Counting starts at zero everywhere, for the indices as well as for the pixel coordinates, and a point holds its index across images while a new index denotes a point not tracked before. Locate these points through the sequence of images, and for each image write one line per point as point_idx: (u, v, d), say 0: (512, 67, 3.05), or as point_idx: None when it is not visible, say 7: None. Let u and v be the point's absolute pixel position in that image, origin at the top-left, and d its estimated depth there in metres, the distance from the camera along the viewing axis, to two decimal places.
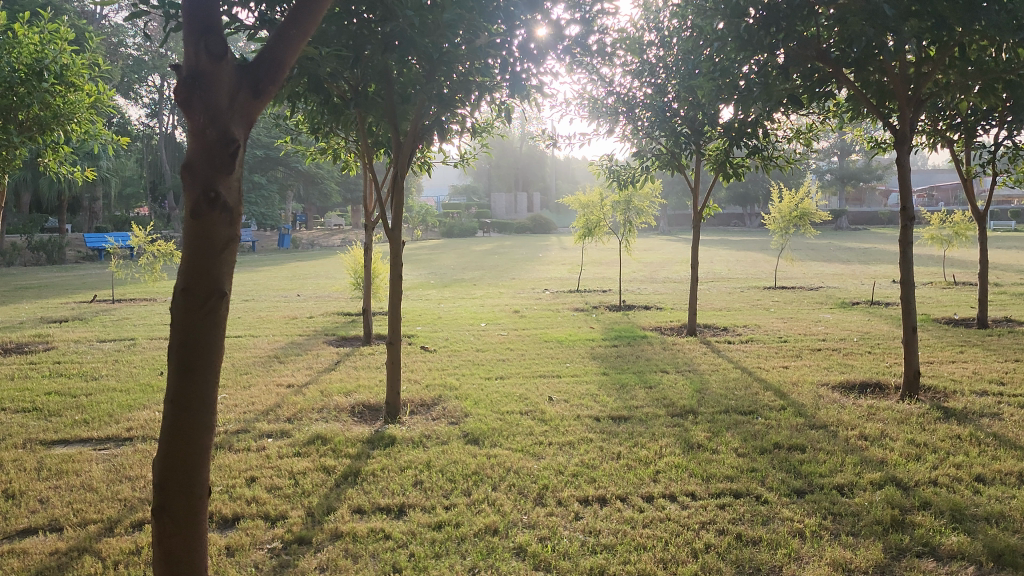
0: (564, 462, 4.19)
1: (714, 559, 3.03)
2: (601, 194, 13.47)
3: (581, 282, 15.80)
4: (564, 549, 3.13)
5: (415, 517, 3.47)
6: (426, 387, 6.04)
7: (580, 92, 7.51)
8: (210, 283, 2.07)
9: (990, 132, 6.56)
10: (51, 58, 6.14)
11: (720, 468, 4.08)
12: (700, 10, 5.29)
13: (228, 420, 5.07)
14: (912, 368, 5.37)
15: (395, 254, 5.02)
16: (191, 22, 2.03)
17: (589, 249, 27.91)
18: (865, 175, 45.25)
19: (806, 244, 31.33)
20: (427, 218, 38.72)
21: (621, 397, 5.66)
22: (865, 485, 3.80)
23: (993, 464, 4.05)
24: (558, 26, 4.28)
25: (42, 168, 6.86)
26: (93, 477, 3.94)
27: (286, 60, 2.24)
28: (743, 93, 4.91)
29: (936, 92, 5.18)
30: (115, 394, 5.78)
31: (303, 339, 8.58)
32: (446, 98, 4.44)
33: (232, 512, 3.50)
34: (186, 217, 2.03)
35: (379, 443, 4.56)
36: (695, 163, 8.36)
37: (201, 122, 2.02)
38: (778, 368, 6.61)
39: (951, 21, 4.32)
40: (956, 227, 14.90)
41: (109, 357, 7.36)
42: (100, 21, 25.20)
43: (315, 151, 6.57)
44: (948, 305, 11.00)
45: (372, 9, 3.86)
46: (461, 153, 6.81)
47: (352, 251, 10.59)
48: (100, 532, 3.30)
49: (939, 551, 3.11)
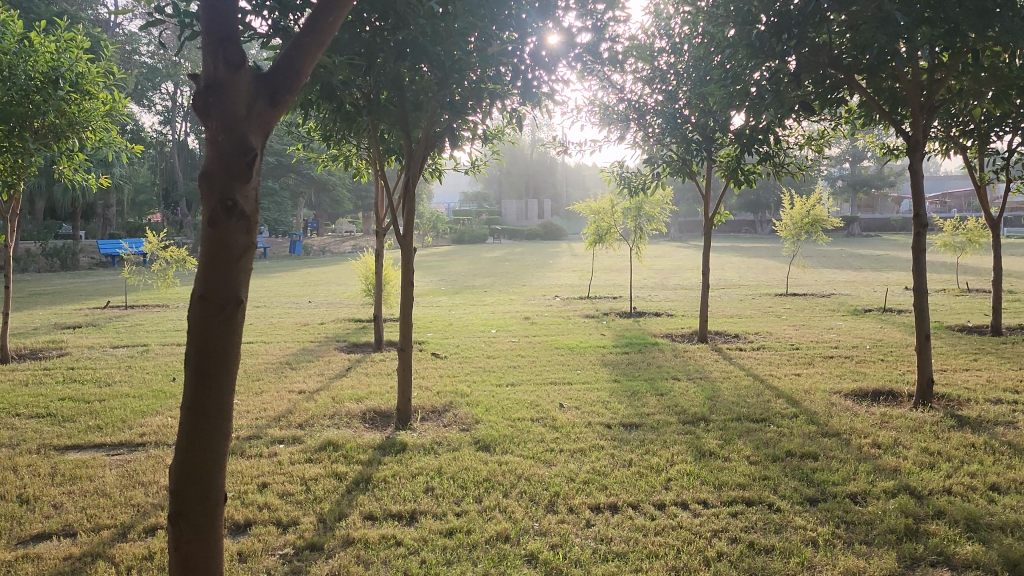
0: (575, 469, 4.18)
1: (726, 567, 3.03)
2: (612, 202, 13.44)
3: (591, 289, 15.83)
4: (576, 556, 3.13)
5: (427, 523, 3.48)
6: (437, 394, 6.05)
7: (591, 99, 7.54)
8: (227, 291, 2.08)
9: (1005, 139, 6.47)
10: (67, 67, 6.19)
11: (732, 475, 4.07)
12: (711, 17, 5.31)
13: (240, 426, 5.10)
14: (926, 376, 5.33)
15: (407, 260, 5.02)
16: (208, 32, 2.05)
17: (599, 255, 28.07)
18: (877, 181, 45.08)
19: (814, 250, 31.25)
20: (437, 224, 38.74)
21: (632, 405, 5.64)
22: (878, 494, 3.77)
23: (1008, 473, 4.02)
24: (570, 33, 4.30)
25: (57, 176, 6.91)
26: (107, 482, 3.97)
27: (302, 68, 2.25)
28: (755, 100, 4.92)
29: (948, 98, 5.18)
30: (128, 400, 5.81)
31: (314, 345, 8.60)
32: (457, 106, 4.44)
33: (244, 519, 3.51)
34: (204, 225, 2.05)
35: (390, 449, 4.57)
36: (705, 170, 8.31)
37: (216, 131, 2.03)
38: (790, 376, 6.57)
39: (964, 28, 4.29)
40: (970, 234, 14.78)
41: (122, 363, 7.40)
42: (114, 30, 25.55)
43: (326, 159, 6.63)
44: (961, 312, 10.93)
45: (384, 18, 3.88)
46: (473, 161, 6.86)
47: (363, 258, 10.64)
48: (114, 538, 3.32)
49: (954, 560, 3.09)
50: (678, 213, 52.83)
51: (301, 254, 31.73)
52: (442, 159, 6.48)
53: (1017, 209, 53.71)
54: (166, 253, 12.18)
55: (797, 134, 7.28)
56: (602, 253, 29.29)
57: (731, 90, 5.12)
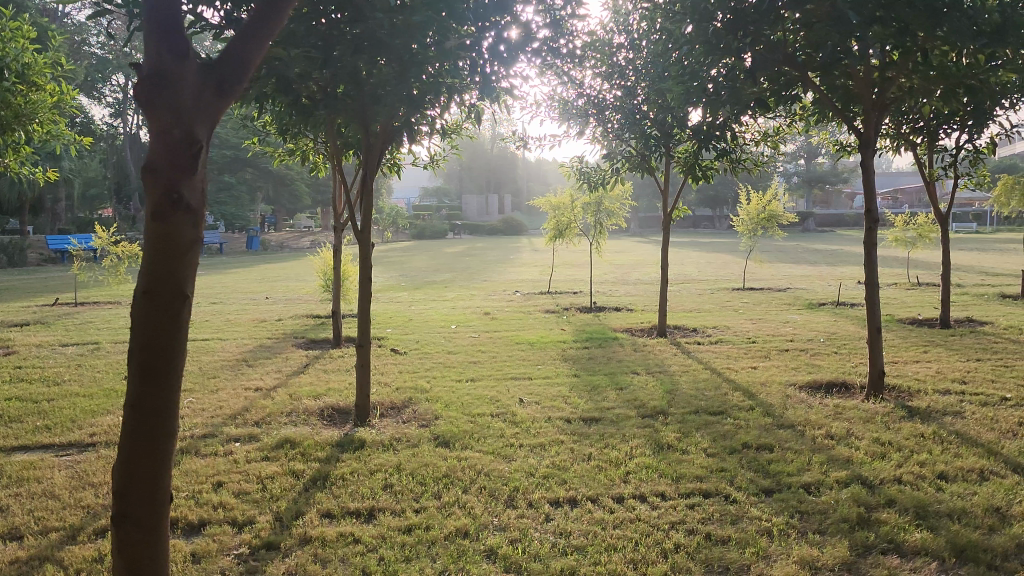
0: (536, 464, 4.20)
1: (684, 559, 3.05)
2: (572, 196, 13.48)
3: (552, 284, 15.87)
4: (534, 551, 3.13)
5: (386, 521, 3.45)
6: (397, 390, 6.01)
7: (550, 94, 7.53)
8: (173, 285, 2.03)
9: (951, 136, 6.82)
10: (13, 57, 6.00)
11: (690, 467, 4.11)
12: (667, 14, 5.34)
13: (194, 424, 5.01)
14: (877, 367, 5.45)
15: (364, 255, 4.99)
16: (154, 21, 2.01)
17: (560, 251, 28.15)
18: (832, 177, 45.98)
19: (768, 245, 31.72)
20: (397, 220, 38.30)
21: (593, 399, 5.67)
22: (831, 484, 3.84)
23: (956, 461, 4.12)
24: (529, 29, 4.32)
25: (3, 168, 6.70)
26: (55, 484, 3.87)
27: (252, 59, 2.22)
28: (712, 97, 5.01)
29: (900, 95, 5.28)
30: (79, 399, 5.67)
31: (273, 342, 8.50)
32: (415, 101, 4.36)
33: (198, 519, 3.45)
34: (149, 219, 1.99)
35: (349, 446, 4.53)
36: (664, 166, 8.36)
37: (165, 122, 1.98)
38: (747, 369, 6.69)
39: (913, 28, 4.35)
40: (920, 229, 15.15)
41: (72, 361, 7.21)
42: (62, 20, 24.98)
43: (283, 153, 6.52)
44: (913, 306, 11.22)
45: (341, 8, 3.88)
46: (432, 155, 6.82)
47: (322, 253, 10.53)
48: (63, 541, 3.23)
49: (904, 547, 3.16)
50: (638, 207, 53.36)
51: (258, 250, 31.25)
52: (400, 154, 6.43)
53: (966, 205, 55.19)
54: (117, 248, 11.86)
55: (754, 130, 7.37)
56: (563, 249, 29.23)
57: (688, 86, 5.18)
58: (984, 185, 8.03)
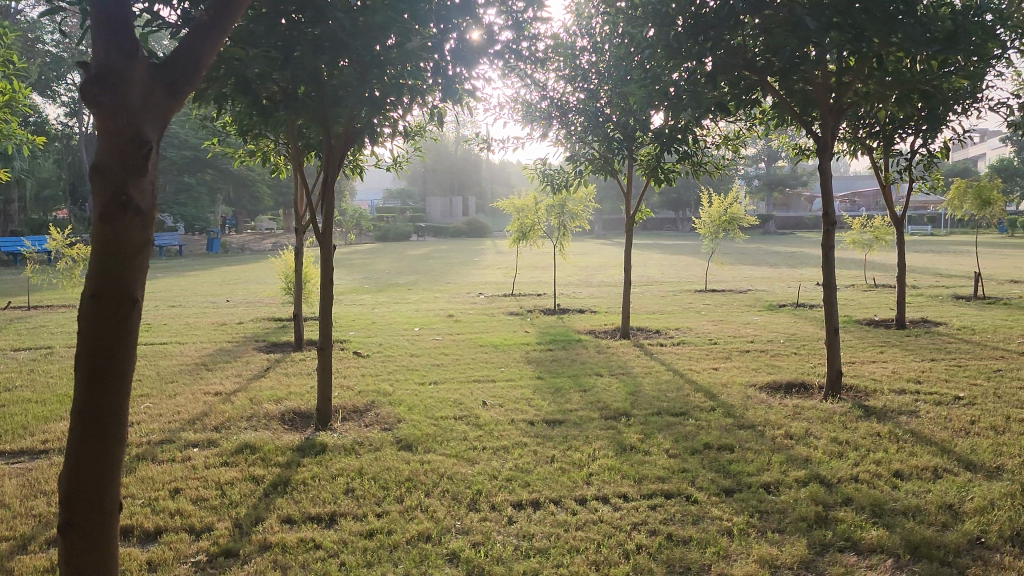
0: (498, 467, 4.18)
1: (646, 560, 3.08)
2: (535, 199, 13.51)
3: (516, 286, 15.88)
4: (497, 554, 3.12)
5: (347, 526, 3.41)
6: (359, 393, 5.96)
7: (513, 97, 7.53)
8: (121, 289, 1.99)
9: (906, 140, 6.97)
10: None
11: (652, 468, 4.15)
12: (628, 18, 5.38)
13: (151, 430, 4.91)
14: (835, 367, 5.55)
15: (326, 256, 4.95)
16: (102, 19, 1.97)
17: (524, 253, 28.24)
18: (792, 180, 46.71)
19: (728, 247, 32.11)
20: (361, 221, 38.07)
21: (556, 401, 5.68)
22: (790, 483, 3.90)
23: (911, 459, 4.21)
24: (491, 30, 4.31)
25: None
26: (6, 492, 3.77)
27: (204, 60, 2.19)
28: (674, 100, 5.04)
29: (855, 100, 5.38)
30: (30, 405, 5.52)
31: (233, 345, 8.38)
32: (377, 102, 4.34)
33: (154, 526, 3.38)
34: (95, 221, 1.95)
35: (310, 450, 4.48)
36: (627, 168, 8.41)
37: (113, 121, 1.94)
38: (709, 369, 6.75)
39: (869, 34, 4.42)
40: (877, 231, 15.42)
41: (24, 367, 7.03)
42: (15, 17, 24.38)
43: (244, 154, 6.44)
44: (869, 306, 11.44)
45: (302, 9, 3.83)
46: (395, 156, 6.79)
47: (283, 255, 10.41)
48: (12, 551, 3.14)
49: (860, 545, 3.21)
50: (602, 210, 53.75)
51: (219, 252, 30.80)
52: (362, 156, 6.38)
53: (921, 208, 56.52)
54: (72, 250, 11.58)
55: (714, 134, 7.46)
56: (527, 251, 29.34)
57: (650, 89, 5.22)
58: (937, 189, 8.21)
